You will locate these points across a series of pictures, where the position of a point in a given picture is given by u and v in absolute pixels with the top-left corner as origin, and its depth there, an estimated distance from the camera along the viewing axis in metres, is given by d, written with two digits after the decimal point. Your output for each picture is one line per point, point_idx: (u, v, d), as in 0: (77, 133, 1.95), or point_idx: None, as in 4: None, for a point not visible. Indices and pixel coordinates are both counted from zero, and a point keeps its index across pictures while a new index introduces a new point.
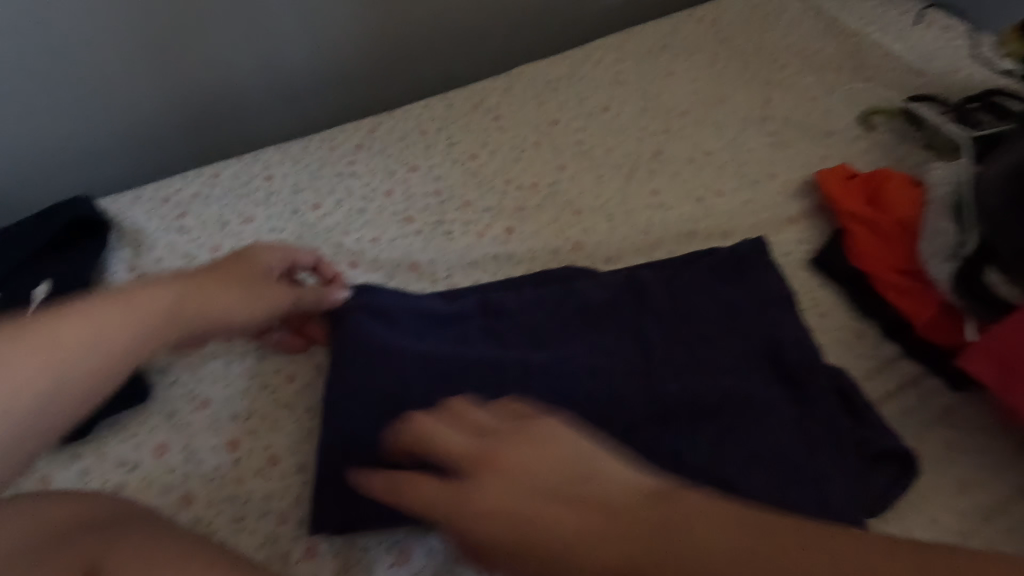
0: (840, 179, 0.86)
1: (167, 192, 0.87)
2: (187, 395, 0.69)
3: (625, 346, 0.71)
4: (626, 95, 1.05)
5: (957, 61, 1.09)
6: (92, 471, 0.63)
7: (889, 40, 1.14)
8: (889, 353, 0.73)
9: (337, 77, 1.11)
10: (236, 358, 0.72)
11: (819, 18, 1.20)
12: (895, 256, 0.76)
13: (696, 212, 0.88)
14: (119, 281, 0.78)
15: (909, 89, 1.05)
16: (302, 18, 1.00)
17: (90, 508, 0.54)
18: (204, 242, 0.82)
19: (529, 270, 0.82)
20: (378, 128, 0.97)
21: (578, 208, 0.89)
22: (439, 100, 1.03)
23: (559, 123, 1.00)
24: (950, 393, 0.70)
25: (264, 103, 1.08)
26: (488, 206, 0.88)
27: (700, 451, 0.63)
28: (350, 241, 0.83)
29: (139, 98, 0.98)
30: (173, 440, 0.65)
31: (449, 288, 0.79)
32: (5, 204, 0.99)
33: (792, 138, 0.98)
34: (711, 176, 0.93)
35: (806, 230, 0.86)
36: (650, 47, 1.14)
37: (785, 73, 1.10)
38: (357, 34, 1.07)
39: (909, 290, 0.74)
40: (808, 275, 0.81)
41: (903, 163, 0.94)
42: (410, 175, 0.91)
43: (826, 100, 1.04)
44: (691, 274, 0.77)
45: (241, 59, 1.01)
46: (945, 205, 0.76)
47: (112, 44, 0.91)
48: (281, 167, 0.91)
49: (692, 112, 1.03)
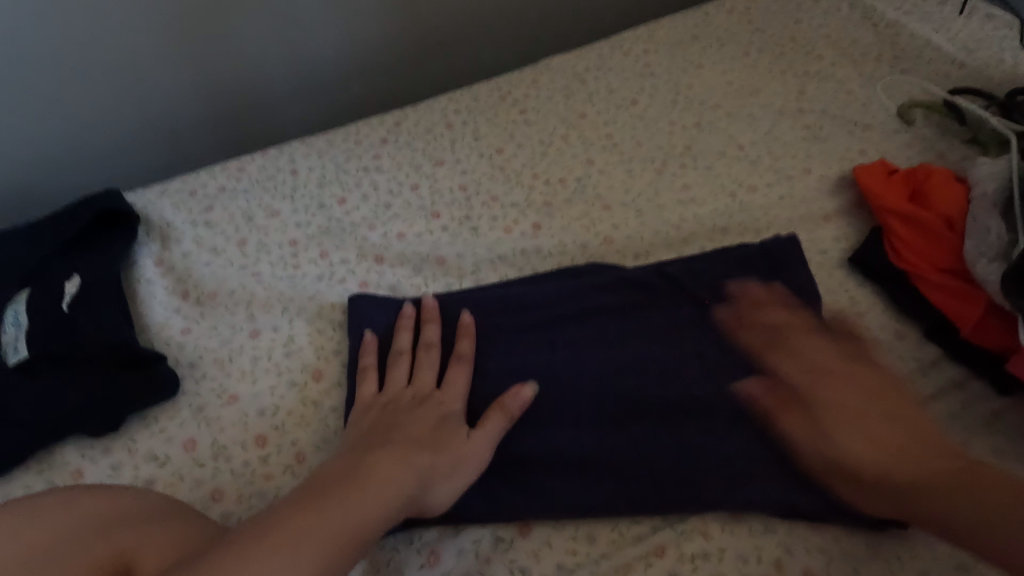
0: (879, 174, 0.84)
1: (194, 186, 0.87)
2: (216, 390, 0.68)
3: (653, 342, 0.68)
4: (655, 88, 1.03)
5: (1001, 53, 1.05)
6: (122, 465, 0.63)
7: (928, 31, 1.11)
8: (931, 355, 0.71)
9: (361, 69, 1.09)
10: (264, 353, 0.71)
11: (855, 8, 1.16)
12: (939, 255, 0.74)
13: (728, 207, 0.86)
14: (148, 275, 0.78)
15: (949, 81, 1.01)
16: (328, 9, 0.99)
17: (125, 501, 0.53)
18: (231, 235, 0.82)
19: (557, 266, 0.80)
20: (404, 121, 0.96)
21: (607, 203, 0.87)
22: (465, 92, 1.01)
23: (587, 116, 0.98)
24: (996, 398, 0.68)
25: (288, 95, 1.07)
26: (516, 201, 0.87)
27: (737, 452, 0.61)
28: (377, 236, 0.82)
29: (166, 90, 0.97)
30: (203, 435, 0.65)
31: (476, 283, 0.78)
32: (34, 196, 1.00)
33: (828, 132, 0.96)
34: (744, 171, 0.90)
35: (843, 227, 0.84)
36: (680, 38, 1.11)
37: (820, 64, 1.06)
38: (383, 27, 1.06)
39: (953, 290, 0.71)
40: (846, 274, 0.79)
41: (945, 158, 0.91)
42: (436, 169, 0.90)
43: (863, 93, 1.01)
44: (721, 271, 0.74)
45: (268, 51, 1.00)
46: (993, 202, 0.73)
47: (141, 35, 0.90)
48: (307, 161, 0.90)
49: (724, 104, 1.00)
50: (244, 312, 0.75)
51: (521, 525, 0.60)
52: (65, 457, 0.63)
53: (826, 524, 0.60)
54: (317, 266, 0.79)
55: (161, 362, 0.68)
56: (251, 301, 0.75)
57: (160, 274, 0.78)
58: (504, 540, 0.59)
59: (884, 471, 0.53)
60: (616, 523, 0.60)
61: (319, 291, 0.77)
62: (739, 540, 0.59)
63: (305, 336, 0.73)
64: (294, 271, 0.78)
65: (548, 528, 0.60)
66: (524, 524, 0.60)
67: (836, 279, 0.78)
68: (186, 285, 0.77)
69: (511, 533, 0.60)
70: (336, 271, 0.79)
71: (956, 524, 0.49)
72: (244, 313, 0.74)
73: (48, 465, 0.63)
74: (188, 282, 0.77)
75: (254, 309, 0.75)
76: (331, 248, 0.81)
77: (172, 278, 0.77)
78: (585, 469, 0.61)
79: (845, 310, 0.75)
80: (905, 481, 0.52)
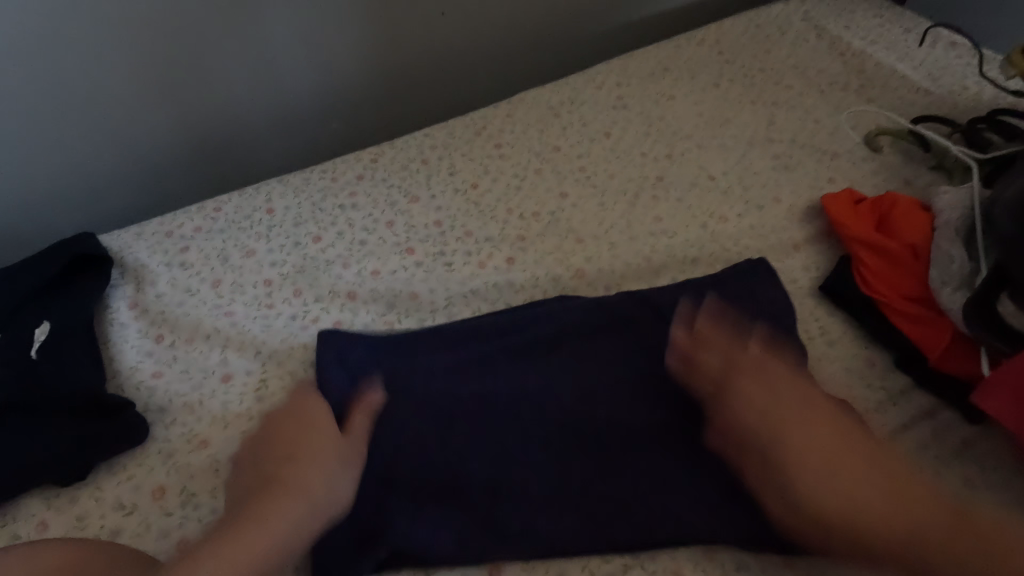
0: (847, 203, 0.85)
1: (169, 227, 0.87)
2: (186, 435, 0.68)
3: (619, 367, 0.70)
4: (628, 120, 1.04)
5: (963, 80, 1.08)
6: (89, 514, 0.62)
7: (893, 59, 1.14)
8: (900, 383, 0.71)
9: (339, 104, 1.11)
10: (236, 396, 0.71)
11: (822, 38, 1.19)
12: (906, 283, 0.75)
13: (700, 238, 0.87)
14: (121, 318, 0.78)
15: (913, 108, 1.04)
16: (304, 49, 1.01)
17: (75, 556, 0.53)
18: (205, 277, 0.82)
19: (530, 300, 0.81)
20: (380, 157, 0.97)
21: (580, 236, 0.88)
22: (441, 128, 1.03)
23: (561, 149, 1.00)
24: (967, 425, 0.68)
25: (267, 134, 1.08)
26: (490, 235, 0.88)
27: (705, 471, 0.62)
28: (351, 274, 0.83)
29: (146, 129, 0.98)
30: (173, 482, 0.64)
31: (449, 320, 0.79)
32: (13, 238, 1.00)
33: (797, 161, 0.97)
34: (715, 202, 0.92)
35: (812, 255, 0.85)
36: (653, 70, 1.14)
37: (789, 94, 1.09)
38: (360, 66, 1.08)
39: (922, 319, 0.72)
40: (817, 303, 0.79)
41: (911, 184, 0.92)
42: (411, 205, 0.91)
43: (831, 121, 1.03)
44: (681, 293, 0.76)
45: (246, 90, 1.01)
46: (956, 230, 0.75)
47: (120, 76, 0.92)
48: (283, 199, 0.91)
49: (696, 135, 1.02)
50: (217, 354, 0.75)
51: (493, 567, 0.60)
52: (30, 508, 0.62)
53: (798, 560, 0.60)
54: (291, 306, 0.79)
55: (130, 409, 0.68)
56: (224, 343, 0.75)
57: (133, 317, 0.78)
58: None
59: (801, 469, 0.54)
60: (588, 564, 0.60)
61: (293, 331, 0.77)
62: None
63: (279, 379, 0.73)
64: (267, 311, 0.79)
65: (520, 571, 0.60)
66: (495, 567, 0.60)
67: (806, 308, 0.79)
68: (159, 328, 0.77)
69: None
70: (310, 310, 0.79)
71: (833, 510, 0.52)
72: (217, 355, 0.74)
73: (13, 517, 0.62)
74: (161, 325, 0.77)
75: (228, 350, 0.75)
76: (305, 287, 0.81)
77: (145, 321, 0.77)
78: (556, 497, 0.61)
79: (815, 338, 0.75)
80: (807, 451, 0.55)
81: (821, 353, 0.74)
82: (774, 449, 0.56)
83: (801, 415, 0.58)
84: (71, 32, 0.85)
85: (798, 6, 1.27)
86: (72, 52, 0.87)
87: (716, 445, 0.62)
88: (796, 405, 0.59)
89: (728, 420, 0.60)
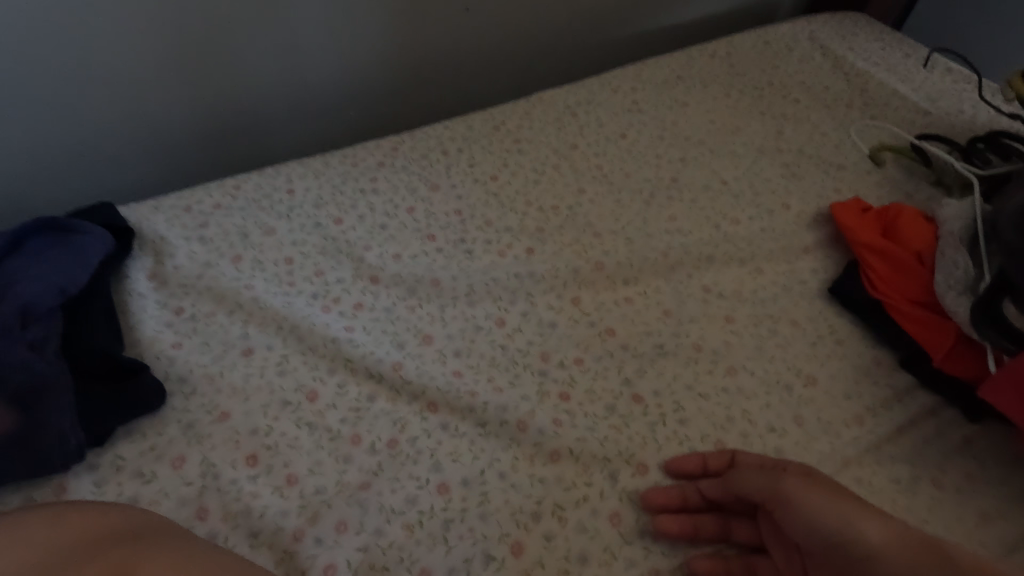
0: (854, 211, 0.89)
1: (188, 202, 0.86)
2: (207, 405, 0.67)
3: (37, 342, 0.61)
4: (643, 123, 1.07)
5: (960, 103, 1.14)
6: (108, 477, 0.61)
7: (894, 81, 1.19)
8: (904, 383, 0.75)
9: (357, 96, 1.11)
10: (257, 372, 0.70)
11: (827, 58, 1.24)
12: (912, 287, 0.77)
13: (715, 237, 0.90)
14: (138, 289, 0.76)
15: (914, 128, 1.09)
16: (332, 39, 1.00)
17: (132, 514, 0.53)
18: (225, 252, 0.81)
19: (549, 290, 0.81)
20: (400, 146, 0.99)
21: (599, 231, 0.89)
22: (461, 121, 1.04)
23: (579, 147, 1.02)
24: (966, 424, 0.71)
25: (287, 120, 1.07)
26: (509, 226, 0.89)
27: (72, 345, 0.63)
28: (372, 256, 0.83)
29: (165, 108, 0.95)
30: (195, 452, 0.63)
31: (469, 306, 0.79)
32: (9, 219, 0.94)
33: (806, 171, 1.01)
34: (729, 203, 0.95)
35: (823, 260, 0.88)
36: (666, 78, 1.17)
37: (796, 108, 1.13)
38: (383, 56, 1.07)
39: (924, 320, 0.74)
40: (824, 304, 0.83)
41: (912, 198, 0.97)
42: (432, 193, 0.92)
43: (836, 136, 1.07)
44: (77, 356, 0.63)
45: (270, 74, 1.00)
46: (957, 239, 0.78)
47: (146, 53, 0.88)
48: (304, 181, 0.91)
49: (708, 141, 1.05)
50: (243, 331, 0.74)
51: (514, 543, 0.60)
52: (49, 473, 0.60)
53: None
54: (312, 285, 0.79)
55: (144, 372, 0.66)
56: (248, 317, 0.75)
57: (151, 288, 0.77)
58: (497, 560, 0.59)
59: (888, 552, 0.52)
60: (609, 545, 0.61)
61: (314, 307, 0.77)
62: (727, 561, 0.60)
63: (301, 358, 0.72)
64: (288, 289, 0.78)
65: (541, 550, 0.60)
66: (518, 544, 0.60)
67: (813, 309, 0.82)
68: (179, 299, 0.76)
69: (503, 552, 0.60)
70: (331, 289, 0.79)
71: None
72: (237, 329, 0.74)
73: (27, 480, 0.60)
74: (182, 297, 0.76)
75: (249, 326, 0.74)
76: (326, 266, 0.81)
77: (165, 292, 0.77)
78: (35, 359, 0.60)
79: (824, 337, 0.79)
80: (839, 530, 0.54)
81: (830, 350, 0.77)
82: (852, 528, 0.54)
83: (840, 511, 0.54)
84: None
85: (803, 26, 1.32)
86: (93, 19, 0.82)
87: (803, 534, 0.56)
88: (827, 511, 0.55)
89: (830, 507, 0.55)
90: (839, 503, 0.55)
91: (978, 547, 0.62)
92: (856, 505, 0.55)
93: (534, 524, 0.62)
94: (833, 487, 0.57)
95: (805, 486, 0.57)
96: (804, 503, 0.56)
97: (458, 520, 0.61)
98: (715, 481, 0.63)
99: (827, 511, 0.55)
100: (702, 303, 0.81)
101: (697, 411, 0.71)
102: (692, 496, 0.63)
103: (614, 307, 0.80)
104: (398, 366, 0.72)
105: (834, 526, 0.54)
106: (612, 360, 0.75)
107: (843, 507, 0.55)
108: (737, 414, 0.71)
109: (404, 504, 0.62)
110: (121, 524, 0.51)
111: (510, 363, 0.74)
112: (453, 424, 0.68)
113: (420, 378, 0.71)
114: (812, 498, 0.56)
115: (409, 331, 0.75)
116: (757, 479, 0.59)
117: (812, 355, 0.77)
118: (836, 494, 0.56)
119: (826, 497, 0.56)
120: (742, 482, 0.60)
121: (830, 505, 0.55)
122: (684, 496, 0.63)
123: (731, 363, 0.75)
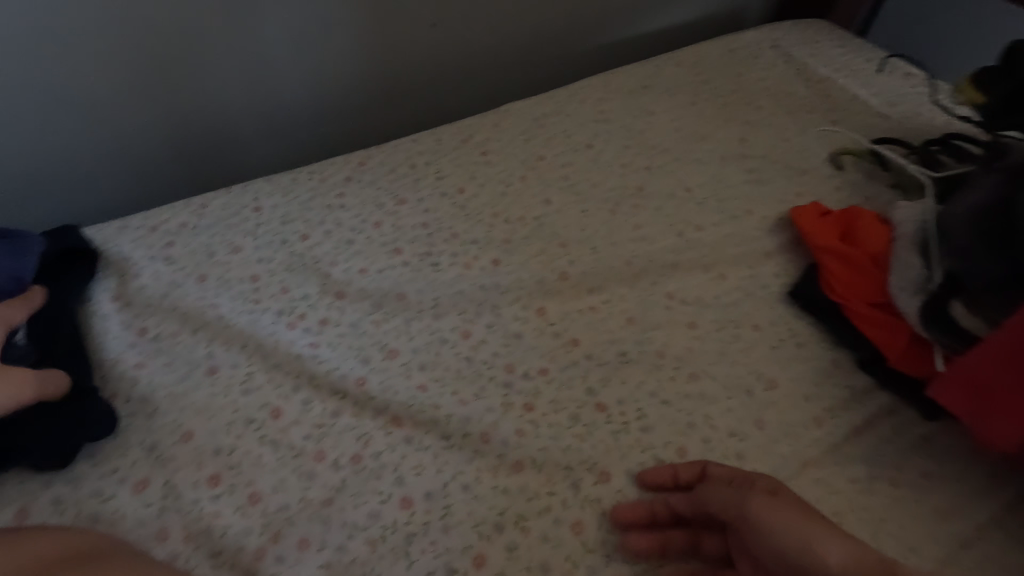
0: (813, 215, 0.91)
1: (155, 222, 0.87)
2: (170, 426, 0.67)
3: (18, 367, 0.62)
4: (609, 133, 1.09)
5: (918, 106, 1.16)
6: (68, 499, 0.61)
7: (856, 86, 1.22)
8: (863, 384, 0.76)
9: (327, 110, 1.11)
10: (222, 391, 0.70)
11: (790, 64, 1.27)
12: (868, 289, 0.79)
13: (679, 244, 0.91)
14: (103, 310, 0.77)
15: (875, 131, 1.11)
16: (300, 56, 1.01)
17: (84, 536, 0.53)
18: (190, 271, 0.82)
19: (515, 301, 0.82)
20: (368, 161, 0.99)
21: (565, 241, 0.90)
22: (429, 135, 1.05)
23: (546, 158, 1.03)
24: (922, 422, 0.73)
25: (258, 137, 1.08)
26: (476, 238, 0.90)
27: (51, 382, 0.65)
28: (339, 272, 0.83)
29: (134, 129, 0.96)
30: (157, 473, 0.63)
31: (435, 319, 0.79)
32: None
33: (769, 176, 1.03)
34: (693, 210, 0.96)
35: (784, 264, 0.90)
36: (633, 87, 1.19)
37: (761, 114, 1.15)
38: (351, 71, 1.08)
39: (880, 321, 0.76)
40: (786, 308, 0.84)
41: (872, 201, 0.98)
42: (399, 207, 0.93)
43: (799, 142, 1.09)
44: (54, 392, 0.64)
45: (238, 92, 1.00)
46: (912, 241, 0.80)
47: (107, 71, 0.88)
48: (271, 199, 0.92)
49: (674, 149, 1.07)
50: (208, 349, 0.74)
51: (476, 555, 0.61)
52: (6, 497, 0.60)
53: None
54: (278, 302, 0.79)
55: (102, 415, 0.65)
56: (213, 336, 0.75)
57: (116, 309, 0.77)
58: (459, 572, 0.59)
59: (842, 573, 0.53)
60: (570, 553, 0.61)
61: (280, 325, 0.77)
62: (686, 567, 0.61)
63: (266, 376, 0.72)
64: (254, 307, 0.79)
65: (503, 561, 0.61)
66: (480, 556, 0.61)
67: (775, 312, 0.83)
68: (143, 319, 0.76)
69: (465, 564, 0.60)
70: (297, 306, 0.79)
71: None
72: (202, 348, 0.74)
73: None
74: (146, 318, 0.76)
75: (214, 345, 0.74)
76: (293, 283, 0.82)
77: (129, 313, 0.77)
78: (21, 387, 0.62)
79: (784, 340, 0.80)
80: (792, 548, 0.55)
81: (790, 353, 0.79)
82: (808, 546, 0.54)
83: (798, 528, 0.55)
84: (52, 20, 0.80)
85: (768, 34, 1.35)
86: (55, 43, 0.82)
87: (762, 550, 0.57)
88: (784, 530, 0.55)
89: (786, 524, 0.55)
90: (798, 522, 0.55)
91: (934, 544, 0.63)
92: (815, 524, 0.55)
93: (497, 534, 0.62)
94: (795, 503, 0.57)
95: (765, 503, 0.57)
96: (763, 520, 0.56)
97: (421, 533, 0.62)
98: (685, 495, 0.63)
99: (782, 528, 0.55)
100: (665, 309, 0.83)
101: (660, 417, 0.72)
102: (662, 512, 0.64)
103: (579, 316, 0.81)
104: (362, 381, 0.72)
105: (792, 547, 0.54)
106: (577, 370, 0.76)
107: (801, 525, 0.55)
108: (698, 419, 0.72)
109: (367, 519, 0.62)
110: (72, 553, 0.50)
111: (475, 375, 0.74)
112: (417, 438, 0.68)
113: (384, 394, 0.71)
114: (772, 515, 0.56)
115: (375, 346, 0.76)
116: (723, 495, 0.60)
117: (773, 358, 0.78)
118: (798, 512, 0.56)
119: (787, 515, 0.56)
120: (710, 497, 0.61)
121: (786, 523, 0.56)
122: (653, 513, 0.63)
123: (694, 368, 0.76)
